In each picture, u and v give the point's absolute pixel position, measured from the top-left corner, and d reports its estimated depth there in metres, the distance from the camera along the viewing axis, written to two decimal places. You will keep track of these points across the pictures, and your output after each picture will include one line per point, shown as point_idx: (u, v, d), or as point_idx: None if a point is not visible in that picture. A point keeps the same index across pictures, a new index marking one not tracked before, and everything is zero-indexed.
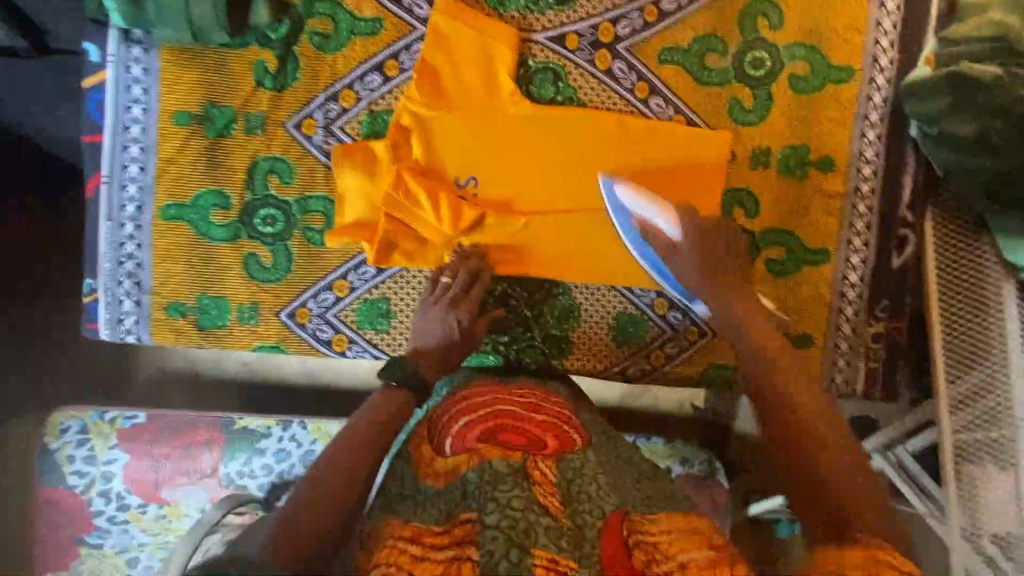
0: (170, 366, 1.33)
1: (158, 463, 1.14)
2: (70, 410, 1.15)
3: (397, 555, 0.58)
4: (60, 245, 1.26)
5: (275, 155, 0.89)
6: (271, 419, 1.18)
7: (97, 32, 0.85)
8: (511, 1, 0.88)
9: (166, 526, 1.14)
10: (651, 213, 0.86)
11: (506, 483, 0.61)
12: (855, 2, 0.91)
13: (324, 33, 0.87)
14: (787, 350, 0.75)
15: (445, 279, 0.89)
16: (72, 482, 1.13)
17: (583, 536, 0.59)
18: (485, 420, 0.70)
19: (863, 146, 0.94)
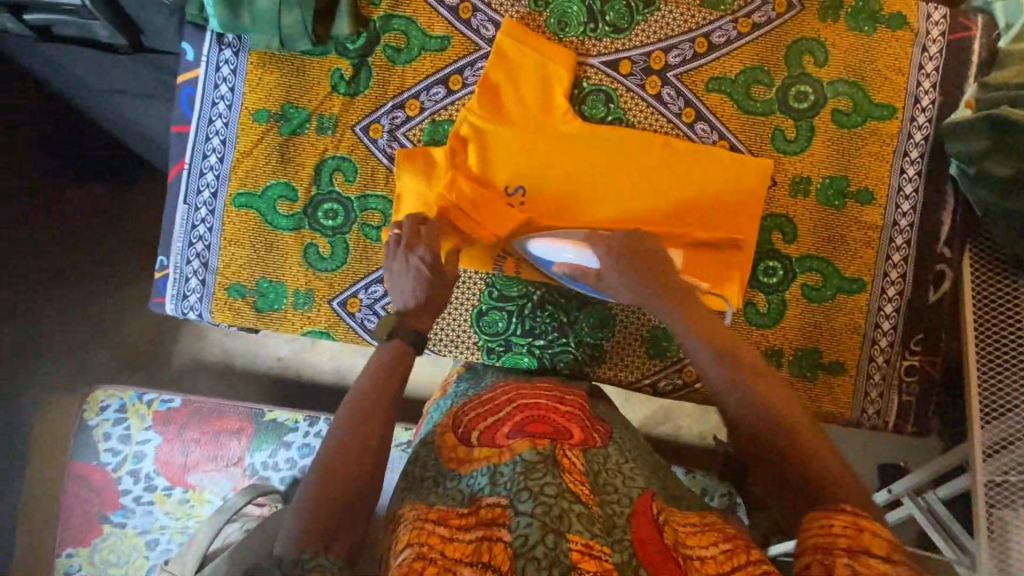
0: (207, 356, 1.43)
1: (187, 447, 1.20)
2: (111, 389, 1.24)
3: (427, 535, 0.61)
4: (118, 226, 1.42)
5: (342, 154, 0.96)
6: (298, 414, 1.24)
7: (195, 34, 0.94)
8: (571, 27, 0.95)
9: (189, 510, 1.18)
10: (562, 255, 0.93)
11: (538, 471, 0.63)
12: (899, 45, 0.96)
13: (397, 46, 0.95)
14: (728, 342, 0.78)
15: (397, 231, 0.90)
16: (105, 459, 1.20)
17: (614, 523, 0.61)
18: (514, 413, 0.77)
19: (902, 182, 0.97)
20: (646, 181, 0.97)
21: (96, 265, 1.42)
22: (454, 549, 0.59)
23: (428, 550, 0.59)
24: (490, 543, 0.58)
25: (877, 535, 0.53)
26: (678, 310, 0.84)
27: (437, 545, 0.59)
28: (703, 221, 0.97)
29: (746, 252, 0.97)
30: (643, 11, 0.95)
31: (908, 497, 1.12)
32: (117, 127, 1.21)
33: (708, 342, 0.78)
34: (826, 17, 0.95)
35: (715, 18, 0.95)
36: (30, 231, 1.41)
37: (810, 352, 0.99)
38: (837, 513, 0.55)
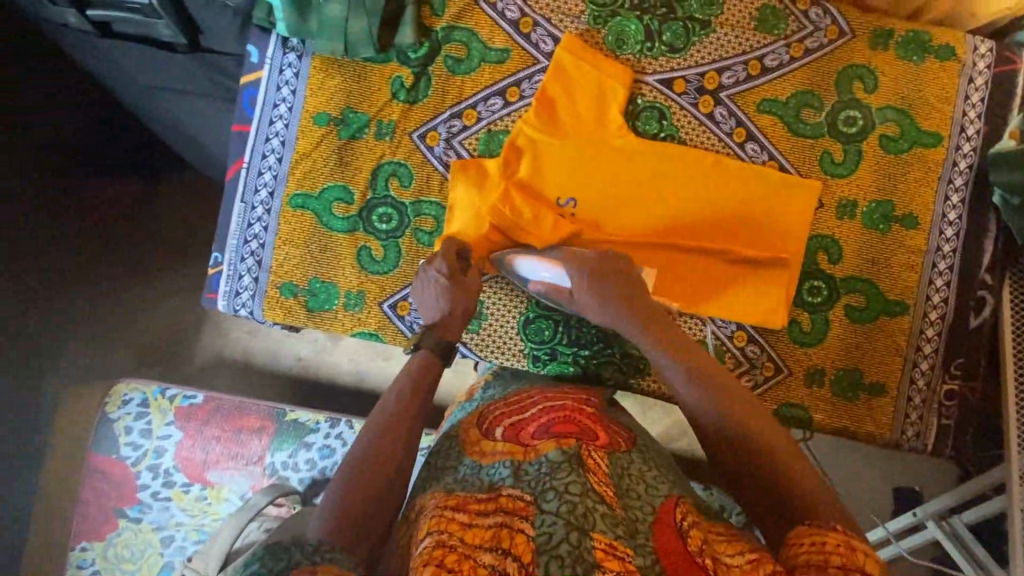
0: (227, 354, 1.45)
1: (208, 444, 1.20)
2: (133, 382, 1.23)
3: (446, 523, 0.59)
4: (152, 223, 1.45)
5: (398, 160, 0.98)
6: (320, 415, 1.23)
7: (261, 37, 0.96)
8: (628, 45, 0.97)
9: (205, 508, 1.18)
10: (541, 273, 0.93)
11: (563, 471, 0.63)
12: (946, 74, 0.98)
13: (457, 57, 0.97)
14: (708, 366, 0.79)
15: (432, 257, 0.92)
16: (125, 453, 1.19)
17: (636, 528, 0.61)
18: (540, 416, 0.77)
19: (946, 209, 0.99)
20: (678, 196, 0.98)
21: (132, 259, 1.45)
22: (475, 536, 0.58)
23: (449, 537, 0.57)
24: (509, 531, 0.57)
25: (860, 551, 0.56)
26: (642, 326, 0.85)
27: (457, 532, 0.58)
28: (748, 239, 0.98)
29: (791, 271, 0.98)
30: (699, 32, 0.97)
31: (934, 520, 1.10)
32: (166, 124, 1.22)
33: (676, 360, 0.81)
34: (876, 45, 0.98)
35: (768, 41, 0.97)
36: (30, 230, 1.27)
37: (851, 372, 1.00)
38: (830, 534, 0.58)
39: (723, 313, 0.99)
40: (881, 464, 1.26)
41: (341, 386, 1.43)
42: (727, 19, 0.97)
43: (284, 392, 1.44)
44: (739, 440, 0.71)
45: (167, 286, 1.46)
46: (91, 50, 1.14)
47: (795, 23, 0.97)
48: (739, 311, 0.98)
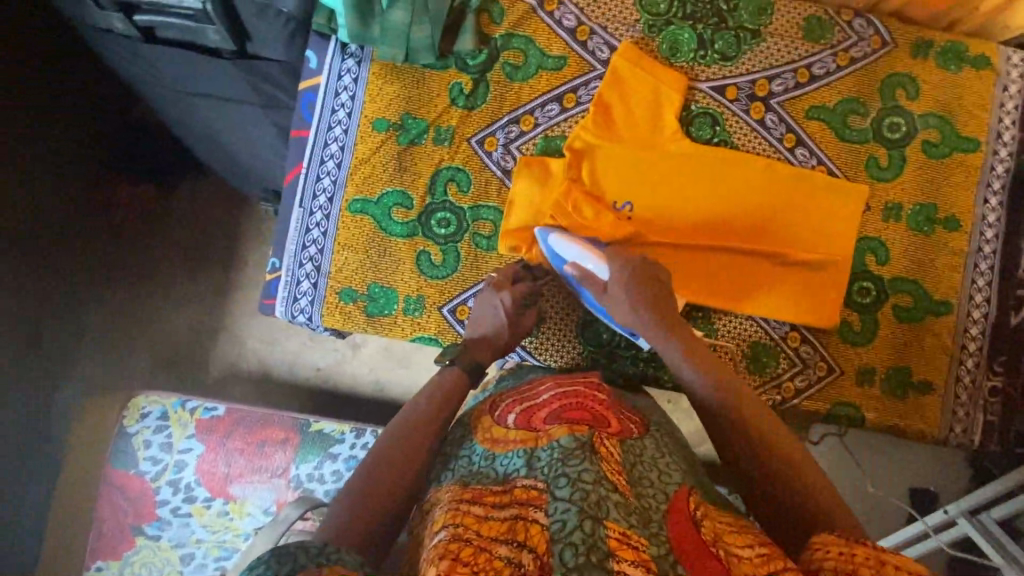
0: (245, 366, 1.42)
1: (231, 457, 1.16)
2: (153, 395, 1.20)
3: (462, 516, 0.59)
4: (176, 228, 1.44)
5: (456, 165, 0.98)
6: (345, 425, 1.20)
7: (320, 43, 0.96)
8: (681, 53, 1.00)
9: (227, 524, 1.14)
10: (580, 257, 0.91)
11: (575, 457, 0.62)
12: (982, 83, 1.02)
13: (515, 64, 0.98)
14: (726, 371, 0.79)
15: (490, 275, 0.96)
16: (145, 468, 1.15)
17: (649, 517, 0.60)
18: (551, 401, 0.75)
19: (985, 211, 1.03)
20: (710, 203, 0.99)
21: (153, 269, 1.43)
22: (490, 528, 0.58)
23: (464, 530, 0.57)
24: (524, 523, 0.57)
25: (890, 563, 0.53)
26: (665, 331, 0.85)
27: (473, 526, 0.58)
28: (798, 241, 1.00)
29: (841, 273, 1.00)
30: (751, 40, 1.00)
31: (964, 517, 1.10)
32: (205, 130, 1.21)
33: (695, 366, 0.80)
34: (917, 54, 1.02)
35: (816, 50, 1.01)
36: (31, 229, 1.22)
37: (899, 370, 1.02)
38: (856, 546, 0.55)
39: (778, 313, 1.00)
40: (921, 467, 1.27)
41: (356, 394, 1.40)
42: (777, 28, 1.00)
43: (299, 401, 1.41)
44: (765, 450, 0.69)
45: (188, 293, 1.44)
46: (132, 53, 1.12)
47: (840, 33, 1.01)
48: (795, 311, 1.00)
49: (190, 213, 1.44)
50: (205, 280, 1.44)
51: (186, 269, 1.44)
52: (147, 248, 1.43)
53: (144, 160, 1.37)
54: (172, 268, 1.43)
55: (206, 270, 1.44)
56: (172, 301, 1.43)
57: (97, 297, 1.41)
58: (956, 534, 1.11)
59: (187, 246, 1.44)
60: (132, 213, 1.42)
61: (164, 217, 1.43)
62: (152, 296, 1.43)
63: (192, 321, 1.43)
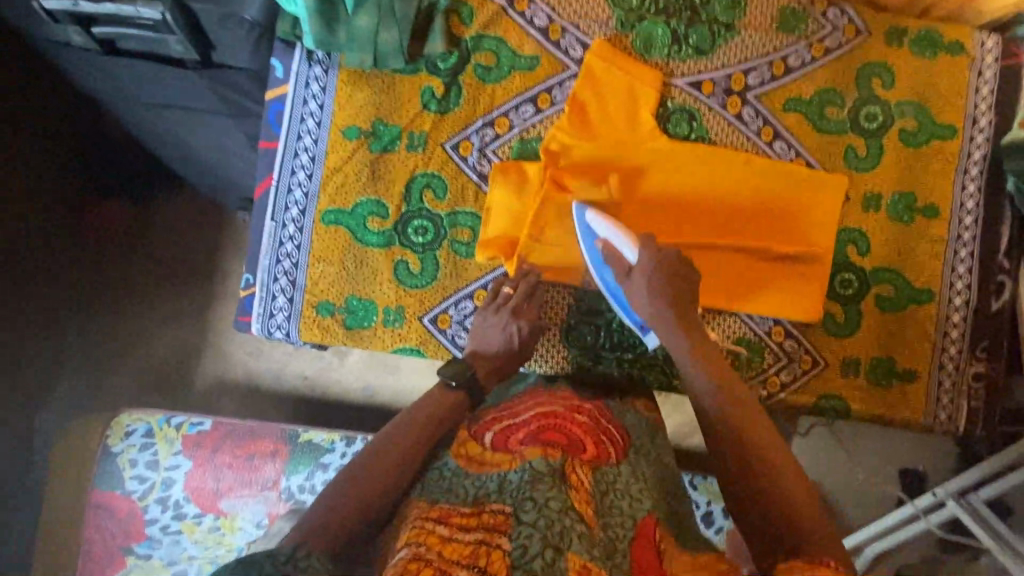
0: (229, 377, 1.39)
1: (220, 472, 1.14)
2: (137, 412, 1.17)
3: (426, 534, 0.58)
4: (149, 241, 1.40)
5: (432, 171, 0.96)
6: (335, 433, 1.18)
7: (286, 51, 0.94)
8: (656, 49, 0.98)
9: (218, 539, 1.12)
10: (610, 237, 0.90)
11: (544, 483, 0.62)
12: (958, 69, 1.01)
13: (487, 66, 0.96)
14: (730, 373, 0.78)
15: (506, 289, 0.93)
16: (131, 487, 1.13)
17: (615, 547, 0.62)
18: (528, 423, 0.75)
19: (964, 198, 1.03)
20: (688, 210, 0.98)
21: (127, 284, 1.40)
22: (453, 551, 0.56)
23: (426, 550, 0.56)
24: (487, 548, 0.56)
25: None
26: (676, 325, 0.83)
27: (436, 545, 0.56)
28: (779, 235, 0.99)
29: (824, 265, 0.99)
30: (725, 34, 0.99)
31: (953, 498, 1.09)
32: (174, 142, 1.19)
33: (699, 360, 0.79)
34: (891, 42, 1.01)
35: (791, 41, 1.00)
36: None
37: (883, 361, 1.02)
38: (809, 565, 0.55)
39: (762, 308, 0.99)
40: (909, 452, 1.28)
41: (345, 402, 1.37)
42: (750, 21, 0.99)
43: (286, 412, 1.37)
44: (754, 453, 0.67)
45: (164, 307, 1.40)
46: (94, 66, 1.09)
47: (814, 23, 1.00)
48: (778, 306, 0.99)
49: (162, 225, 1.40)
50: (177, 292, 1.41)
51: (160, 283, 1.40)
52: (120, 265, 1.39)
53: (111, 170, 1.33)
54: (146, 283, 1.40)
55: (179, 284, 1.40)
56: (148, 315, 1.40)
57: (68, 317, 1.37)
58: (946, 516, 1.10)
59: (160, 260, 1.40)
60: (102, 229, 1.38)
61: (133, 230, 1.40)
62: (124, 311, 1.39)
63: (168, 336, 1.40)
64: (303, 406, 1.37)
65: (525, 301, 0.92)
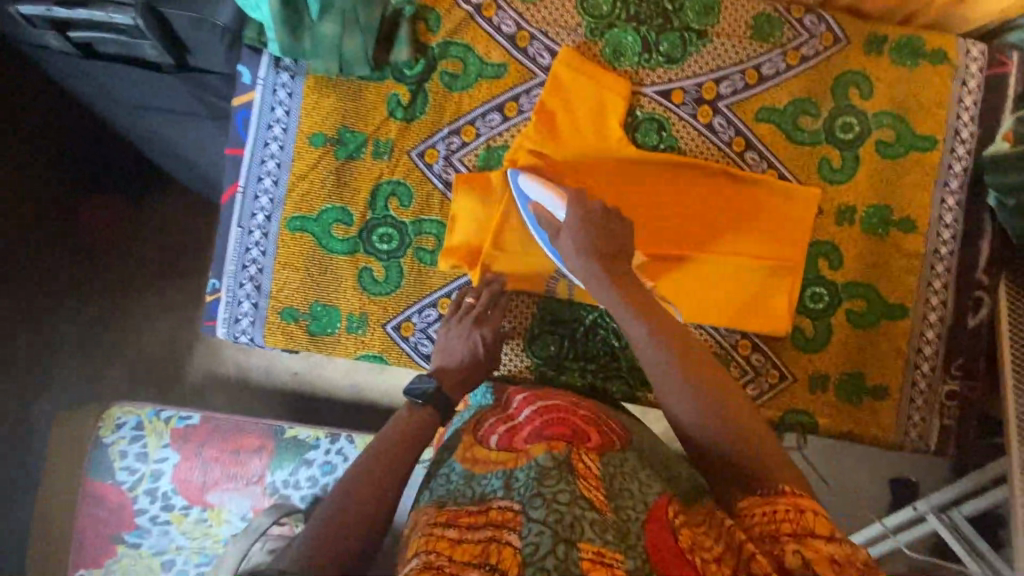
0: (218, 372, 1.35)
1: (207, 466, 1.14)
2: (128, 405, 1.17)
3: (435, 541, 0.59)
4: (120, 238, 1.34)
5: (397, 179, 0.96)
6: (319, 430, 1.17)
7: (253, 58, 0.94)
8: (625, 57, 0.97)
9: (206, 530, 1.13)
10: (543, 200, 0.90)
11: (552, 478, 0.60)
12: (939, 78, 0.99)
13: (454, 73, 0.96)
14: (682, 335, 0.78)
15: (469, 300, 0.94)
16: (121, 478, 1.14)
17: (626, 529, 0.58)
18: (532, 420, 0.74)
19: (942, 212, 1.00)
20: (660, 186, 0.97)
21: (103, 283, 1.34)
22: (464, 552, 0.57)
23: (437, 557, 0.57)
24: (498, 546, 0.57)
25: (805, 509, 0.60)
26: (635, 312, 0.80)
27: (445, 551, 0.58)
28: (747, 247, 0.98)
29: (793, 278, 0.98)
30: (696, 42, 0.97)
31: (933, 514, 1.06)
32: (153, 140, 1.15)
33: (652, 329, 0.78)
34: (870, 51, 0.99)
35: (765, 49, 0.98)
36: None
37: (854, 377, 1.01)
38: (780, 499, 0.61)
39: (728, 322, 0.98)
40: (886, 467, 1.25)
41: (333, 397, 1.35)
42: (723, 29, 0.97)
43: (274, 407, 1.34)
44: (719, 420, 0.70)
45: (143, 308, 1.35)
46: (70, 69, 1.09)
47: (790, 31, 0.98)
48: (745, 319, 0.98)
49: (138, 221, 1.34)
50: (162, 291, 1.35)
51: (140, 283, 1.35)
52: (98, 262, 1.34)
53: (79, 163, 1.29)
54: (127, 281, 1.35)
55: (164, 282, 1.35)
56: (128, 314, 1.35)
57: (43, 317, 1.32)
58: (925, 531, 1.07)
59: (138, 258, 1.35)
60: (76, 226, 1.32)
61: (111, 228, 1.34)
62: (105, 310, 1.34)
63: (150, 337, 1.35)
64: (292, 400, 1.35)
65: (484, 312, 0.93)
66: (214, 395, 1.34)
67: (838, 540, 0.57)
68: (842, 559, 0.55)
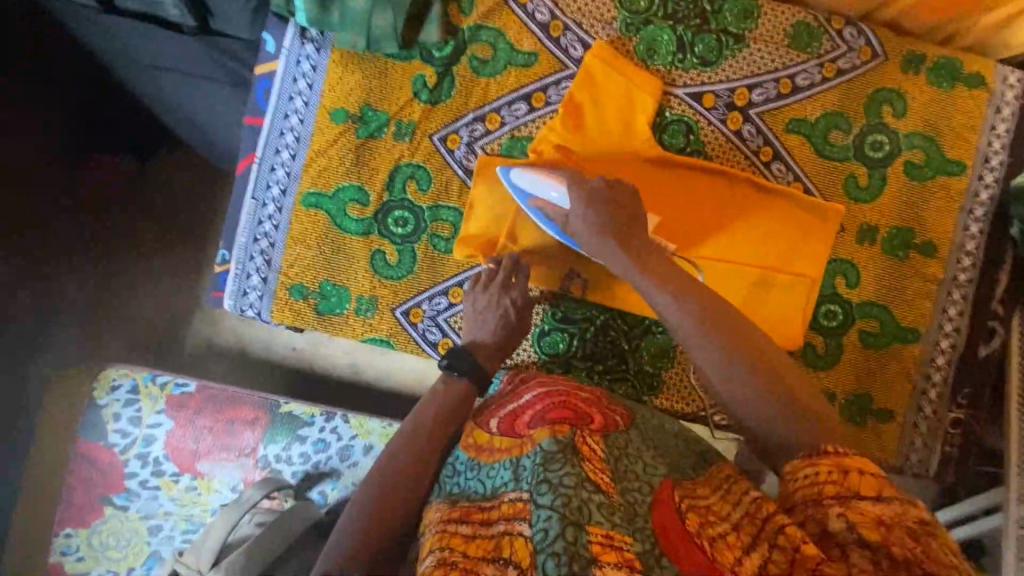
0: (220, 340, 1.33)
1: (200, 434, 1.13)
2: (123, 367, 1.15)
3: (449, 538, 0.60)
4: (125, 200, 1.33)
5: (417, 162, 0.94)
6: (316, 407, 1.16)
7: (278, 26, 0.92)
8: (658, 56, 0.95)
9: (195, 499, 1.12)
10: (539, 189, 0.88)
11: (556, 462, 0.60)
12: (975, 103, 0.97)
13: (483, 58, 0.94)
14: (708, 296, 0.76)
15: (489, 267, 0.92)
16: (113, 441, 1.12)
17: (634, 512, 0.60)
18: (535, 401, 0.75)
19: (965, 238, 0.99)
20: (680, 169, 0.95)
21: (108, 244, 1.33)
22: (476, 548, 0.59)
23: (451, 553, 0.58)
24: (510, 538, 0.57)
25: (853, 468, 0.59)
26: (658, 282, 0.78)
27: (459, 547, 0.59)
28: (768, 259, 0.96)
29: (809, 294, 0.97)
30: (732, 46, 0.95)
31: None
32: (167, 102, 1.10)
33: (676, 295, 0.76)
34: (908, 69, 0.97)
35: (801, 59, 0.96)
36: None
37: (860, 398, 1.00)
38: (822, 459, 0.61)
39: None
40: None
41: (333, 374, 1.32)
42: (761, 34, 0.95)
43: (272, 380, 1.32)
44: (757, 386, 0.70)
45: (143, 269, 1.33)
46: (81, 26, 1.05)
47: (829, 42, 0.96)
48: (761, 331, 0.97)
49: (148, 186, 1.33)
50: (168, 253, 1.33)
51: (145, 247, 1.33)
52: (105, 223, 1.33)
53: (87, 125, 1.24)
54: (133, 243, 1.33)
55: (167, 248, 1.33)
56: (131, 280, 1.33)
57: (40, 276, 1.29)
58: None
59: (141, 222, 1.33)
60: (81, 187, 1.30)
61: (120, 191, 1.32)
62: (110, 271, 1.33)
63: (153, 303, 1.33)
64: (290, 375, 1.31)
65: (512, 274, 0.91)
66: (212, 364, 1.32)
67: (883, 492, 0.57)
68: (853, 496, 0.57)
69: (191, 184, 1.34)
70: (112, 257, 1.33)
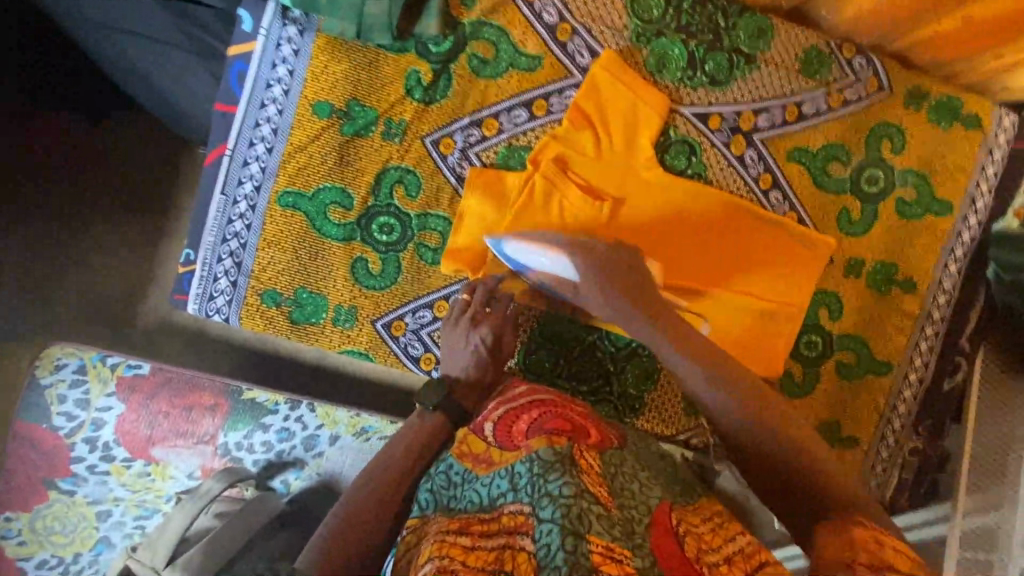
0: (178, 322, 1.17)
1: (154, 419, 1.05)
2: (69, 345, 1.05)
3: (448, 547, 0.55)
4: (54, 162, 1.15)
5: (406, 166, 0.89)
6: (280, 396, 1.08)
7: (257, 1, 0.83)
8: (667, 71, 0.91)
9: (148, 485, 1.04)
10: (537, 260, 0.83)
11: (556, 471, 0.57)
12: (969, 144, 0.98)
13: (483, 57, 0.88)
14: (714, 355, 0.72)
15: (464, 296, 0.87)
16: (58, 423, 1.03)
17: (633, 529, 0.56)
18: (529, 408, 0.72)
19: (943, 277, 1.01)
20: (705, 220, 0.93)
21: (39, 209, 1.15)
22: (477, 559, 0.55)
23: (450, 562, 0.54)
24: (512, 552, 0.54)
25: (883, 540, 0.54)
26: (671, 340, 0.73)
27: (459, 557, 0.55)
28: (759, 286, 0.96)
29: (794, 324, 0.96)
30: (743, 66, 0.92)
31: None
32: (109, 67, 0.93)
33: (684, 352, 0.72)
34: (910, 105, 0.96)
35: (809, 86, 0.94)
36: None
37: (831, 425, 1.02)
38: (857, 528, 0.55)
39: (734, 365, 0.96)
40: None
41: (302, 366, 1.19)
42: (773, 57, 0.92)
43: (233, 368, 1.18)
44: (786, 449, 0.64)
45: (72, 240, 1.16)
46: None
47: (838, 71, 0.94)
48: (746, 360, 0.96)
49: (90, 147, 1.16)
50: (112, 226, 1.17)
51: (81, 218, 1.16)
52: (36, 186, 1.15)
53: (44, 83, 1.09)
54: (64, 207, 1.16)
55: (103, 216, 1.16)
56: (55, 249, 1.15)
57: None
58: None
59: (70, 186, 1.16)
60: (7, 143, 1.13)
61: (52, 151, 1.15)
62: (39, 240, 1.15)
63: (94, 285, 1.16)
64: (255, 363, 1.18)
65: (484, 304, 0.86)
66: (167, 346, 1.17)
67: (903, 559, 0.52)
68: (882, 564, 0.51)
69: (132, 148, 1.17)
70: (32, 223, 1.15)
